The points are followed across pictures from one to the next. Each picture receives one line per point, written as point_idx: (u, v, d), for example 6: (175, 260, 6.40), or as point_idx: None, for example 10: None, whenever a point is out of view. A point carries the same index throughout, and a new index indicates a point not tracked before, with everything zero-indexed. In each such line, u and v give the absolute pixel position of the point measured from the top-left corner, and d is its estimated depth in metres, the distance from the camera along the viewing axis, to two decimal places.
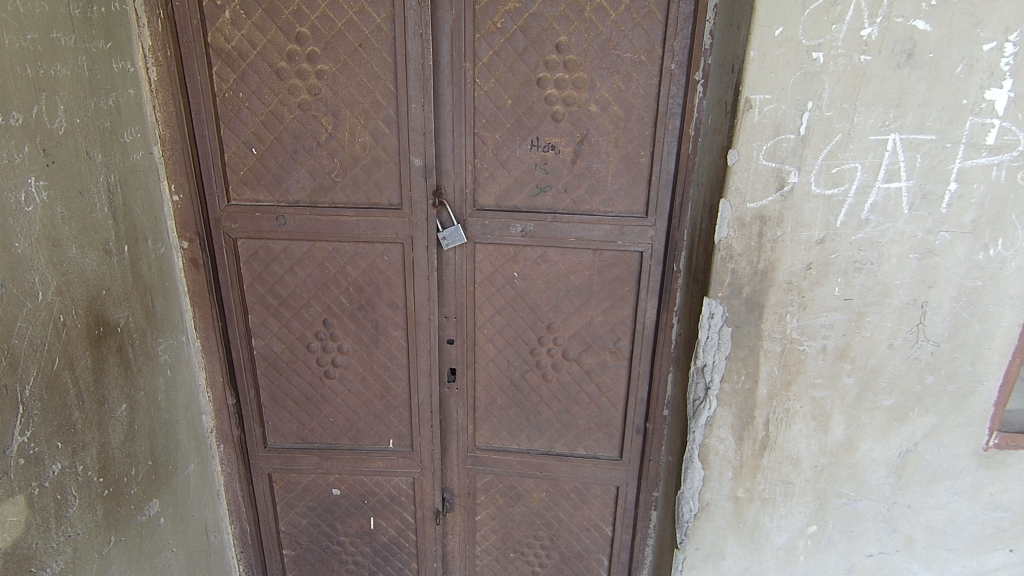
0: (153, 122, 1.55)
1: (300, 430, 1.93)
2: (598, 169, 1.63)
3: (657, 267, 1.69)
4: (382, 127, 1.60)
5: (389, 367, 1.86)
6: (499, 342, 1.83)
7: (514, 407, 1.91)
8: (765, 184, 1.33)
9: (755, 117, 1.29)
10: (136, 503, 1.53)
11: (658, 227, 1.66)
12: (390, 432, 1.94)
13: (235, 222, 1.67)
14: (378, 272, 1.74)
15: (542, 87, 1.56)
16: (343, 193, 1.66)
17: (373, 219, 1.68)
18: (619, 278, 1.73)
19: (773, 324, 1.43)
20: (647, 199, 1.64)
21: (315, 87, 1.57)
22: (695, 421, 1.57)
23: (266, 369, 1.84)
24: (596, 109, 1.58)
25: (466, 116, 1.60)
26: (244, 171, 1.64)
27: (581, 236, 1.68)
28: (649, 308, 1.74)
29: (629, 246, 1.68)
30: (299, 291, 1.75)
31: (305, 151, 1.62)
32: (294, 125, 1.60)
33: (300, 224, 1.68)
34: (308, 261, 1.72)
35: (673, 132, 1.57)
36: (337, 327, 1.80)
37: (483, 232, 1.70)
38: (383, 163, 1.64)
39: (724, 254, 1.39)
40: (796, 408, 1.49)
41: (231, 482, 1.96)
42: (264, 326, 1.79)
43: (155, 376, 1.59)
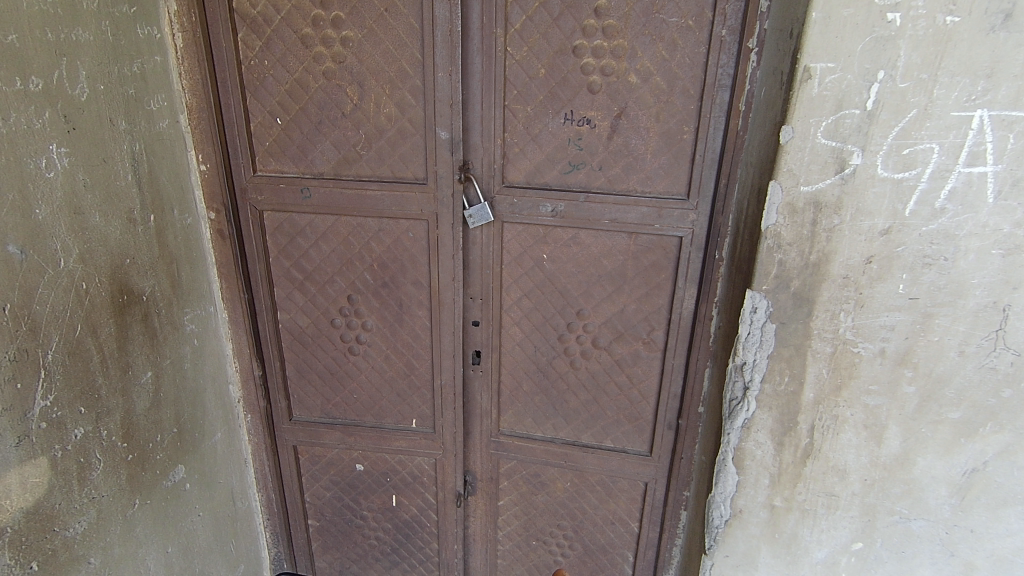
0: (180, 90, 1.53)
1: (325, 405, 1.92)
2: (636, 146, 1.51)
3: (697, 254, 1.56)
4: (408, 98, 1.53)
5: (413, 346, 1.82)
6: (526, 326, 1.78)
7: (540, 394, 1.86)
8: (823, 165, 1.17)
9: (814, 88, 1.12)
10: (161, 468, 1.56)
11: (700, 211, 1.52)
12: (413, 412, 1.91)
13: (260, 193, 1.64)
14: (403, 249, 1.69)
15: (578, 56, 1.45)
16: (368, 166, 1.61)
17: (398, 194, 1.62)
18: (655, 265, 1.61)
19: (823, 322, 1.28)
20: (689, 180, 1.51)
21: (339, 54, 1.51)
22: (730, 422, 1.44)
23: (291, 343, 1.84)
24: (637, 81, 1.45)
25: (496, 87, 1.50)
26: (270, 142, 1.60)
27: (615, 218, 1.58)
28: (687, 298, 1.61)
29: (667, 231, 1.56)
30: (324, 266, 1.73)
31: (330, 122, 1.57)
32: (319, 95, 1.55)
33: (325, 198, 1.64)
34: (332, 236, 1.69)
35: (721, 106, 1.42)
36: (362, 304, 1.77)
37: (511, 210, 1.62)
38: (408, 135, 1.57)
39: (771, 243, 1.25)
40: (846, 415, 1.35)
41: (258, 452, 1.98)
42: (290, 300, 1.78)
43: (180, 345, 1.61)
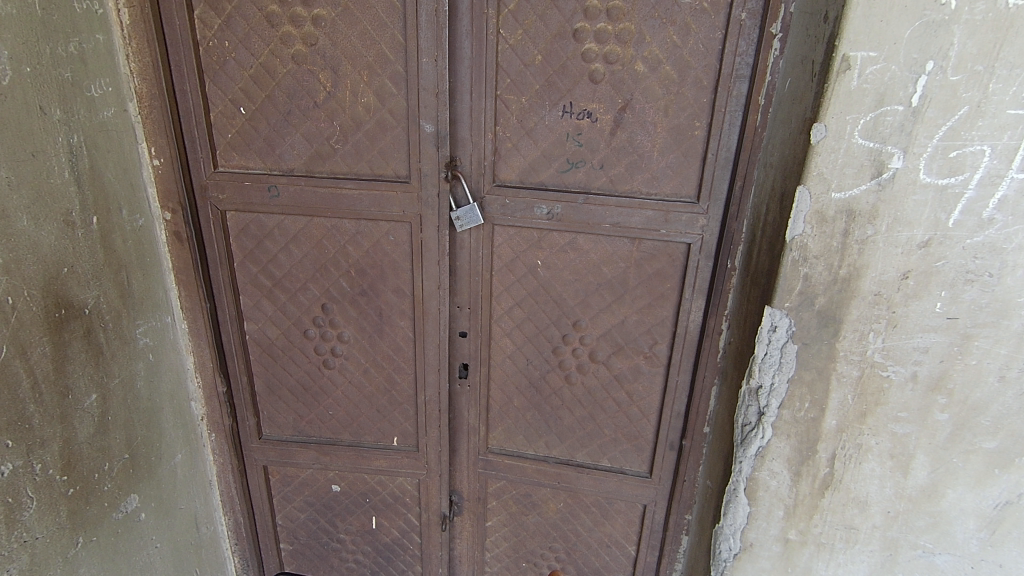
0: (128, 74, 1.32)
1: (297, 422, 1.77)
2: (642, 142, 1.36)
3: (707, 263, 1.42)
4: (389, 86, 1.35)
5: (394, 360, 1.67)
6: (518, 338, 1.64)
7: (533, 410, 1.72)
8: (858, 168, 1.03)
9: (853, 81, 0.98)
10: (110, 500, 1.40)
11: (711, 216, 1.38)
12: (394, 429, 1.77)
13: (222, 192, 1.46)
14: (383, 254, 1.53)
15: (579, 41, 1.30)
16: (344, 162, 1.43)
17: (377, 194, 1.45)
18: (659, 273, 1.48)
19: (850, 343, 1.15)
20: (700, 181, 1.36)
21: (311, 35, 1.31)
22: (743, 450, 1.32)
23: (260, 356, 1.68)
24: (644, 69, 1.30)
25: (487, 74, 1.34)
26: (232, 134, 1.41)
27: (617, 222, 1.43)
28: (694, 310, 1.48)
29: (674, 237, 1.42)
30: (295, 272, 1.57)
31: (300, 112, 1.38)
32: (287, 81, 1.35)
33: (295, 197, 1.46)
34: (304, 239, 1.52)
35: (737, 100, 1.28)
36: (338, 314, 1.61)
37: (503, 212, 1.47)
38: (389, 128, 1.39)
39: (796, 256, 1.11)
40: (870, 444, 1.23)
41: (224, 473, 1.81)
42: (258, 309, 1.62)
43: (131, 362, 1.45)
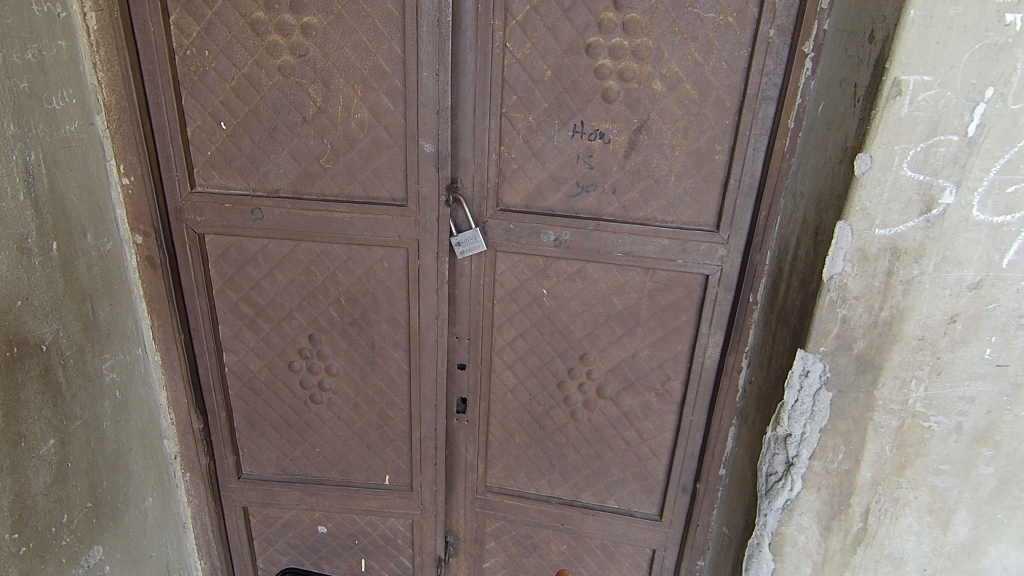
0: (95, 84, 1.19)
1: (280, 459, 1.64)
2: (658, 166, 1.26)
3: (727, 296, 1.32)
4: (384, 101, 1.24)
5: (386, 394, 1.55)
6: (520, 371, 1.53)
7: (535, 447, 1.61)
8: (905, 204, 0.94)
9: (904, 107, 0.89)
10: (69, 555, 1.26)
11: (732, 246, 1.28)
12: (386, 467, 1.64)
13: (199, 214, 1.33)
14: (376, 281, 1.41)
15: (592, 56, 1.19)
16: (334, 183, 1.31)
17: (370, 218, 1.33)
18: (674, 305, 1.37)
19: (890, 391, 1.05)
20: (720, 209, 1.26)
21: (299, 46, 1.20)
22: (768, 502, 1.22)
23: (240, 390, 1.55)
24: (662, 88, 1.20)
25: (491, 91, 1.24)
26: (211, 151, 1.29)
27: (630, 251, 1.33)
28: (711, 346, 1.38)
29: (692, 267, 1.32)
30: (280, 300, 1.44)
31: (287, 129, 1.26)
32: (273, 95, 1.23)
33: (280, 220, 1.34)
34: (290, 265, 1.40)
35: (764, 122, 1.18)
36: (326, 345, 1.49)
37: (506, 238, 1.36)
38: (384, 147, 1.28)
39: (834, 296, 1.02)
40: (908, 498, 1.13)
41: (200, 515, 1.67)
42: (238, 339, 1.49)
43: (95, 400, 1.31)
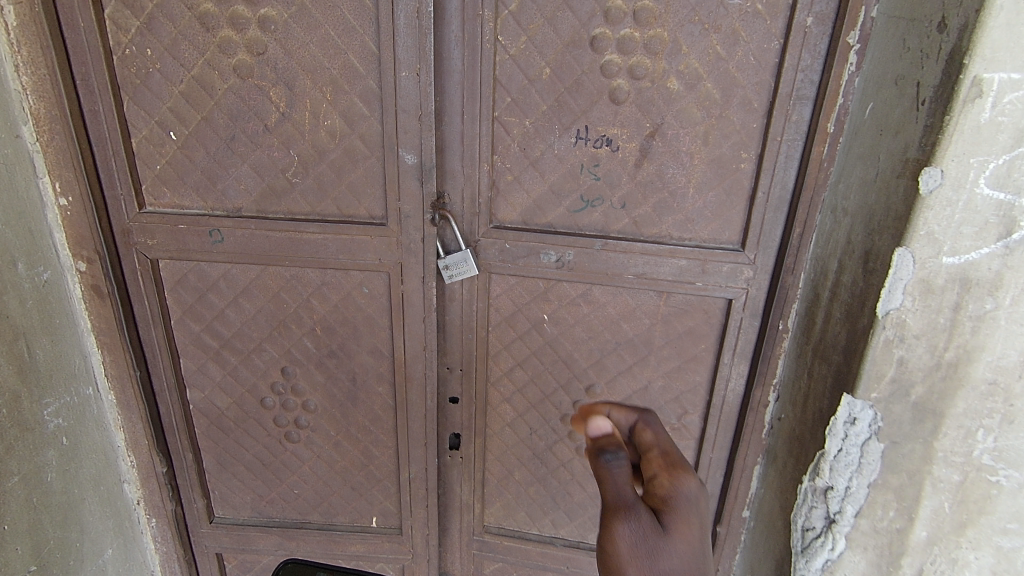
0: (19, 91, 1.02)
1: (256, 502, 1.49)
2: (674, 177, 1.10)
3: (753, 322, 1.16)
4: (358, 106, 1.07)
5: (371, 431, 1.39)
6: (519, 404, 1.37)
7: (537, 484, 1.46)
8: (979, 227, 0.79)
9: (984, 112, 0.74)
10: None
11: (760, 267, 1.12)
12: (373, 508, 1.49)
13: (150, 237, 1.16)
14: (356, 309, 1.25)
15: (597, 51, 1.03)
16: (304, 200, 1.15)
17: (346, 239, 1.17)
18: (692, 332, 1.22)
19: (952, 442, 0.89)
20: (746, 225, 1.10)
21: (257, 42, 1.03)
22: (805, 562, 1.06)
23: (208, 428, 1.39)
24: (679, 87, 1.03)
25: (482, 92, 1.07)
26: (161, 165, 1.12)
27: (643, 272, 1.17)
28: (735, 377, 1.22)
29: (713, 291, 1.15)
30: (247, 331, 1.28)
31: (247, 139, 1.10)
32: (229, 100, 1.07)
33: (242, 243, 1.17)
34: (257, 292, 1.24)
35: (798, 126, 1.02)
36: (301, 379, 1.33)
37: (501, 259, 1.20)
38: (359, 158, 1.11)
39: (890, 335, 0.87)
40: (969, 559, 0.95)
41: (169, 563, 1.52)
42: (203, 374, 1.33)
43: (38, 451, 1.16)
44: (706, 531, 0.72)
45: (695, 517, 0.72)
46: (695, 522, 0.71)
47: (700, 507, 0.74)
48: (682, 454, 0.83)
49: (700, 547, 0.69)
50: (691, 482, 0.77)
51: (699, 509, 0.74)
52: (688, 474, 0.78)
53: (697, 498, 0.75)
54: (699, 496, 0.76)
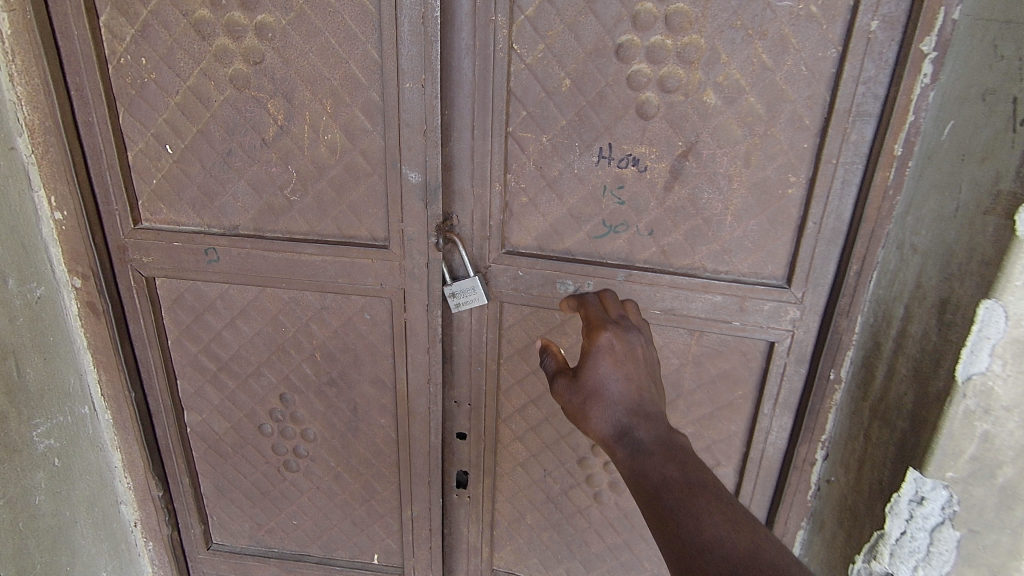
0: (14, 101, 0.98)
1: (254, 531, 1.42)
2: (710, 202, 0.96)
3: (798, 370, 1.01)
4: (360, 119, 0.98)
5: (372, 465, 1.30)
6: (532, 443, 1.25)
7: (551, 531, 1.33)
8: None
9: None
10: None
11: (808, 307, 0.97)
12: (374, 545, 1.39)
13: (145, 254, 1.11)
14: (357, 336, 1.16)
15: (624, 60, 0.91)
16: (303, 219, 1.07)
17: (345, 261, 1.08)
18: (726, 377, 1.07)
19: None
20: (793, 259, 0.96)
21: (254, 50, 0.96)
22: None
23: (206, 453, 1.33)
24: (717, 101, 0.90)
25: (493, 105, 0.96)
26: (158, 180, 1.06)
27: (671, 308, 1.03)
28: (776, 431, 1.07)
29: (751, 332, 1.01)
30: (245, 354, 1.21)
31: (244, 153, 1.03)
32: (225, 112, 1.00)
33: (238, 262, 1.10)
34: (255, 314, 1.17)
35: (857, 147, 0.87)
36: (300, 406, 1.25)
37: (513, 287, 1.09)
38: (361, 176, 1.02)
39: (973, 404, 0.71)
40: None
41: None
42: (201, 397, 1.27)
43: (26, 473, 1.11)
44: (639, 360, 0.78)
45: (611, 354, 0.78)
46: (608, 356, 0.78)
47: (628, 348, 0.79)
48: (598, 311, 0.87)
49: (613, 371, 0.76)
50: (606, 330, 0.81)
51: (626, 347, 0.79)
52: (604, 326, 0.82)
53: (617, 340, 0.80)
54: (615, 337, 0.80)
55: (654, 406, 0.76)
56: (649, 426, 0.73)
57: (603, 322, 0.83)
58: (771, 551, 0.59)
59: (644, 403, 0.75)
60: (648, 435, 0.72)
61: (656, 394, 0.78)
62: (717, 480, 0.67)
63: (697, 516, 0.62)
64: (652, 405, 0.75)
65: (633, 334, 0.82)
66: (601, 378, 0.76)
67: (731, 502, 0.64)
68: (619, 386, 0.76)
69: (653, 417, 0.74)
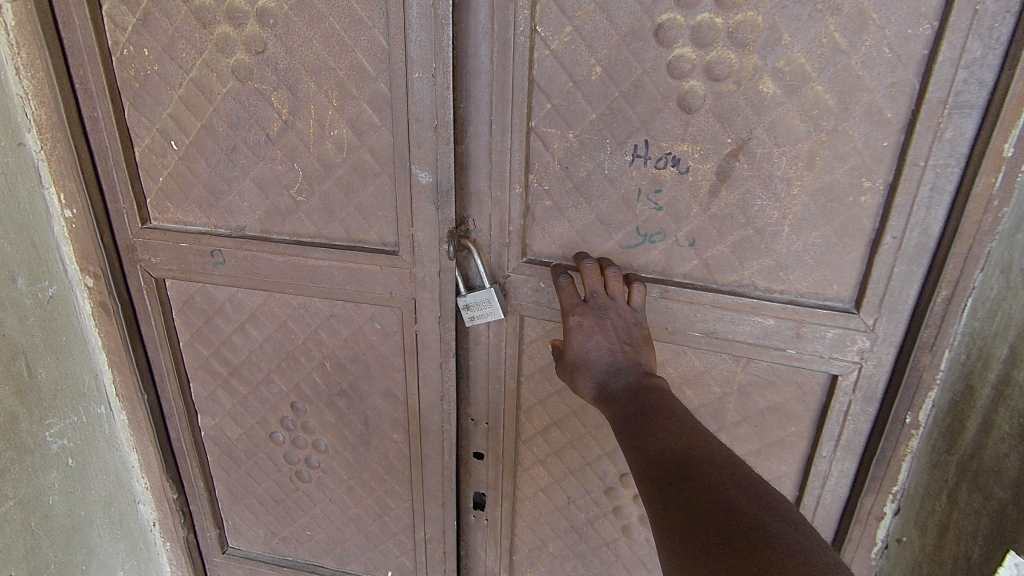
0: (21, 95, 0.95)
1: (269, 538, 1.38)
2: (764, 210, 0.82)
3: (865, 409, 0.86)
4: (367, 113, 0.90)
5: (385, 480, 1.22)
6: (555, 468, 1.14)
7: (575, 562, 1.22)
8: None
9: None
10: None
11: (881, 337, 0.81)
12: (388, 562, 1.32)
13: (154, 253, 1.07)
14: (367, 346, 1.08)
15: (663, 43, 0.78)
16: (310, 221, 1.00)
17: (354, 267, 1.00)
18: (778, 412, 0.93)
19: None
20: (864, 279, 0.80)
21: (256, 39, 0.88)
22: None
23: (220, 457, 1.30)
24: (776, 90, 0.76)
25: (513, 96, 0.85)
26: (164, 177, 1.02)
27: (713, 330, 0.89)
28: (836, 476, 0.92)
29: (808, 363, 0.86)
30: (256, 360, 1.16)
31: (248, 150, 0.96)
32: (229, 106, 0.94)
33: (244, 265, 1.04)
34: (264, 319, 1.11)
35: (953, 146, 0.71)
36: (311, 416, 1.19)
37: (534, 299, 0.98)
38: (369, 175, 0.94)
39: None
40: None
41: None
42: (213, 402, 1.23)
43: (39, 474, 1.09)
44: (606, 326, 0.83)
45: (580, 329, 0.84)
46: (579, 333, 0.84)
47: (595, 320, 0.84)
48: (565, 280, 0.87)
49: (584, 344, 0.84)
50: (572, 303, 0.86)
51: (595, 317, 0.84)
52: (569, 298, 0.86)
53: (585, 314, 0.84)
54: (581, 315, 0.84)
55: (630, 360, 0.82)
56: (625, 379, 0.80)
57: (570, 300, 0.86)
58: (702, 444, 0.66)
59: (619, 361, 0.82)
60: (619, 387, 0.80)
61: (639, 350, 0.83)
62: (671, 403, 0.74)
63: (643, 429, 0.71)
64: (629, 363, 0.82)
65: (599, 306, 0.84)
66: (581, 351, 0.84)
67: (677, 417, 0.71)
68: (597, 354, 0.83)
69: (627, 370, 0.81)
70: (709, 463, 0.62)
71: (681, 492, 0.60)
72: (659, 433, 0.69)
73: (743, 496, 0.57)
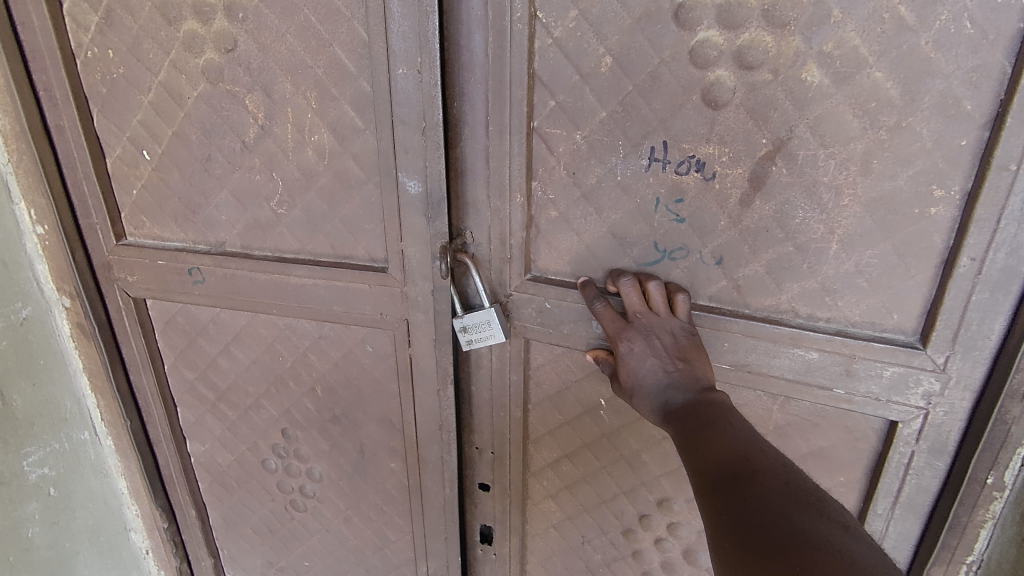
0: None
1: (266, 568, 1.30)
2: (805, 221, 0.70)
3: (930, 463, 0.74)
4: (349, 116, 0.80)
5: (384, 511, 1.13)
6: (567, 505, 1.03)
7: None
8: None
9: None
10: None
11: (951, 380, 0.69)
12: None
13: (131, 272, 0.99)
14: (359, 370, 0.99)
15: (683, 26, 0.66)
16: (292, 235, 0.91)
17: (340, 286, 0.91)
18: (821, 451, 0.80)
19: None
20: (931, 309, 0.68)
21: (225, 36, 0.80)
22: None
23: (212, 484, 1.22)
24: (822, 77, 0.63)
25: (511, 93, 0.75)
26: (138, 190, 0.94)
27: (747, 367, 0.78)
28: (896, 537, 0.80)
29: (859, 403, 0.74)
30: (243, 384, 1.08)
31: (224, 159, 0.88)
32: (201, 111, 0.85)
33: (225, 283, 0.96)
34: (249, 340, 1.03)
35: None
36: (303, 443, 1.11)
37: (540, 322, 0.87)
38: (354, 185, 0.84)
39: None
40: None
41: None
42: (202, 427, 1.15)
43: (18, 505, 1.02)
44: (656, 344, 0.73)
45: (630, 354, 0.74)
46: (630, 358, 0.75)
47: (644, 340, 0.74)
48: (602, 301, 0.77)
49: (639, 367, 0.74)
50: (615, 325, 0.75)
51: (643, 337, 0.74)
52: (612, 319, 0.76)
53: (632, 336, 0.74)
54: (627, 338, 0.74)
55: (688, 373, 0.72)
56: (684, 395, 0.70)
57: (612, 324, 0.76)
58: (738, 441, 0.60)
59: (677, 377, 0.72)
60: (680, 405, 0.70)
61: (695, 363, 0.73)
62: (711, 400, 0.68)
63: (692, 441, 0.63)
64: (687, 378, 0.72)
65: (645, 323, 0.74)
66: (636, 377, 0.74)
67: (731, 424, 0.64)
68: (653, 377, 0.73)
69: (684, 384, 0.72)
70: (765, 473, 0.55)
71: (728, 507, 0.53)
72: (708, 443, 0.61)
73: (798, 510, 0.50)
